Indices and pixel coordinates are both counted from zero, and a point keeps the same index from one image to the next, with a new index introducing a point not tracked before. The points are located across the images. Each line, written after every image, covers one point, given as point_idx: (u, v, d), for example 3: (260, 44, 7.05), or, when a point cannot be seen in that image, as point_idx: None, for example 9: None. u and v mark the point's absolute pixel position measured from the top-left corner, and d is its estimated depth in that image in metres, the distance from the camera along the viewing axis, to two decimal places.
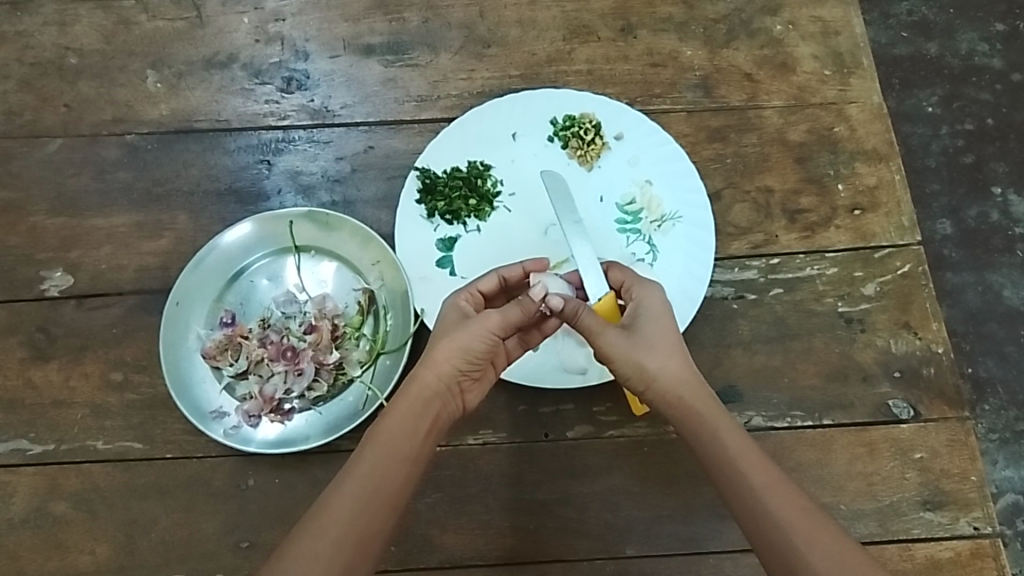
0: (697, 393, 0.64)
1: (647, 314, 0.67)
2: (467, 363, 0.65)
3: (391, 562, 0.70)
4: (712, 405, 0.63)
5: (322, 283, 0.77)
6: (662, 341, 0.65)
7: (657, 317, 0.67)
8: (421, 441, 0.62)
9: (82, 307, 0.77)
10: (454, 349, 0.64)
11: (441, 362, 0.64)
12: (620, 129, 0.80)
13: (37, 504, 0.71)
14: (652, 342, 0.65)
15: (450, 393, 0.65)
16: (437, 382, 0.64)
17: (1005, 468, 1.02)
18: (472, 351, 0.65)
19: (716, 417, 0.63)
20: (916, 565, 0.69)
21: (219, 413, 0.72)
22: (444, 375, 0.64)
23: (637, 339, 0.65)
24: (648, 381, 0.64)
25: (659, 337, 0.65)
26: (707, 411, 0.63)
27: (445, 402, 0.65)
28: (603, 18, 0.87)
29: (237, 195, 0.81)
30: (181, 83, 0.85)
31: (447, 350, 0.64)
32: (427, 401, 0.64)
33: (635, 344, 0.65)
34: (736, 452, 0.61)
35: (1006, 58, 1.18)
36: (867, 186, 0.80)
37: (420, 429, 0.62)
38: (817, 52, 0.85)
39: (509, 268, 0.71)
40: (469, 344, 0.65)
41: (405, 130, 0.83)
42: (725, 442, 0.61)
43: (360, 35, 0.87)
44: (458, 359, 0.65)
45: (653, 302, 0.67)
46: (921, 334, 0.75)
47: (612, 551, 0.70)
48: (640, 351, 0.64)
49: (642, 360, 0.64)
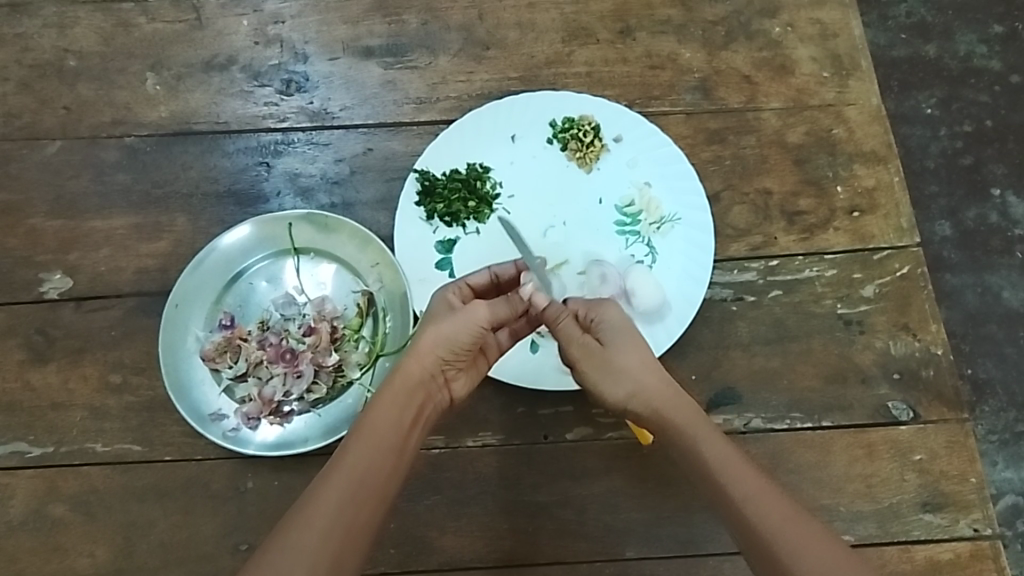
0: (678, 405, 0.64)
1: (620, 327, 0.68)
2: (452, 354, 0.65)
3: (390, 564, 0.70)
4: (694, 415, 0.64)
5: (321, 285, 0.77)
6: (637, 356, 0.66)
7: (630, 331, 0.68)
8: (407, 432, 0.63)
9: (81, 310, 0.77)
10: (440, 339, 0.65)
11: (426, 353, 0.65)
12: (619, 131, 0.80)
13: (36, 506, 0.71)
14: (628, 355, 0.66)
15: (435, 383, 0.66)
16: (422, 372, 0.64)
17: (1005, 469, 1.02)
18: (456, 343, 0.65)
19: (698, 428, 0.63)
20: (916, 566, 0.69)
21: (218, 415, 0.72)
22: (428, 365, 0.65)
23: (613, 352, 0.66)
24: (627, 395, 0.65)
25: (636, 351, 0.67)
26: (689, 423, 0.63)
27: (429, 392, 0.65)
28: (602, 20, 0.88)
29: (236, 197, 0.81)
30: (181, 86, 0.85)
31: (432, 342, 0.65)
32: (412, 390, 0.64)
33: (612, 356, 0.66)
34: (718, 465, 0.61)
35: (1005, 59, 1.18)
36: (866, 187, 0.80)
37: (405, 420, 0.63)
38: (816, 54, 0.85)
39: (503, 265, 0.71)
40: (453, 334, 0.65)
41: (404, 131, 0.83)
42: (705, 454, 0.62)
43: (360, 37, 0.87)
44: (443, 349, 0.65)
45: (623, 316, 0.69)
46: (920, 335, 0.75)
47: (612, 553, 0.70)
48: (617, 364, 0.66)
49: (620, 373, 0.65)
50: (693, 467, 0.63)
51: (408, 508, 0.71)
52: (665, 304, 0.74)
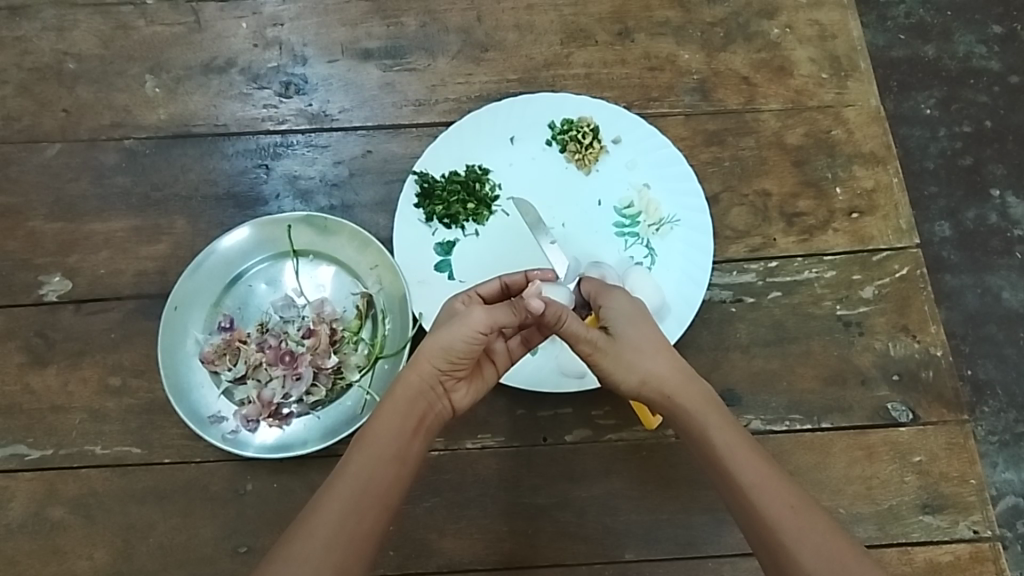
0: (689, 388, 0.64)
1: (628, 316, 0.67)
2: (450, 364, 0.65)
3: (390, 567, 0.70)
4: (705, 400, 0.64)
5: (321, 288, 0.77)
6: (647, 341, 0.66)
7: (639, 318, 0.68)
8: (408, 441, 0.63)
9: (81, 312, 0.77)
10: (437, 349, 0.64)
11: (424, 362, 0.64)
12: (618, 133, 0.80)
13: (35, 509, 0.71)
14: (638, 343, 0.66)
15: (434, 393, 0.65)
16: (421, 381, 0.64)
17: (1005, 470, 1.02)
18: (456, 351, 0.64)
19: (707, 414, 0.63)
20: (916, 568, 0.69)
21: (218, 418, 0.72)
22: (427, 375, 0.64)
23: (623, 340, 0.66)
24: (640, 381, 0.65)
25: (646, 338, 0.66)
26: (701, 409, 0.64)
27: (429, 401, 0.65)
28: (601, 22, 0.88)
29: (236, 200, 0.81)
30: (179, 88, 0.86)
31: (430, 350, 0.64)
32: (412, 401, 0.64)
33: (622, 345, 0.66)
34: (727, 451, 0.61)
35: (1004, 60, 1.18)
36: (865, 188, 0.80)
37: (406, 429, 0.63)
38: (814, 55, 0.85)
39: (513, 276, 0.70)
40: (451, 344, 0.64)
41: (404, 133, 0.83)
42: (715, 439, 0.62)
43: (359, 40, 0.87)
44: (441, 359, 0.64)
45: (631, 303, 0.69)
46: (920, 336, 0.75)
47: (612, 555, 0.70)
48: (628, 352, 0.65)
49: (632, 361, 0.65)
50: (703, 451, 0.63)
51: (408, 511, 0.71)
52: (665, 306, 0.74)
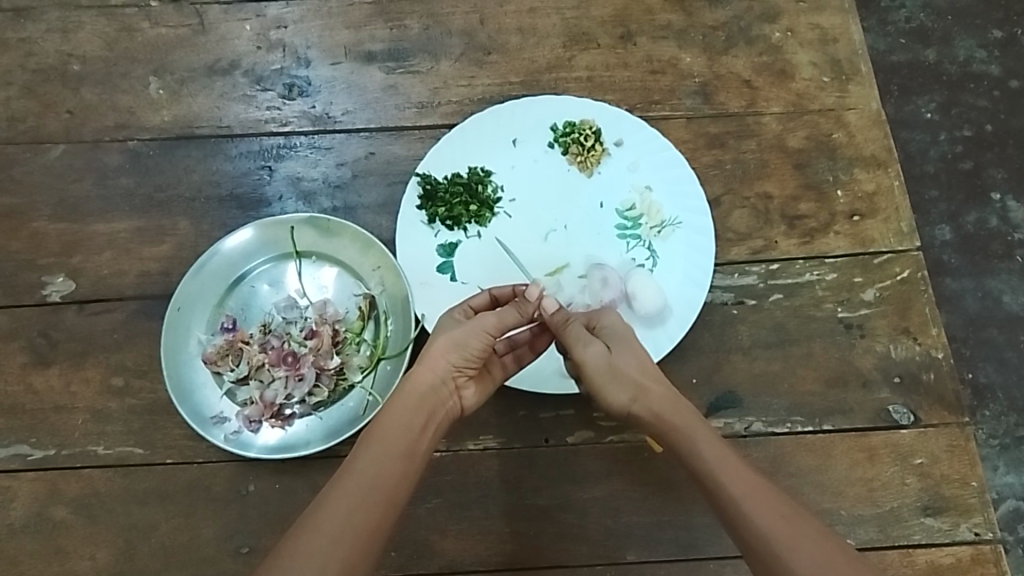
0: (677, 408, 0.65)
1: (620, 334, 0.69)
2: (463, 359, 0.66)
3: (391, 568, 0.70)
4: (693, 418, 0.64)
5: (323, 289, 0.77)
6: (640, 360, 0.67)
7: (629, 335, 0.69)
8: (416, 438, 0.63)
9: (84, 312, 0.77)
10: (450, 344, 0.66)
11: (436, 357, 0.66)
12: (619, 136, 0.80)
13: (38, 509, 0.71)
14: (631, 361, 0.66)
15: (446, 389, 0.66)
16: (432, 378, 0.65)
17: (1006, 473, 1.02)
18: (468, 348, 0.66)
19: (696, 430, 0.64)
20: (917, 570, 0.69)
21: (220, 418, 0.72)
22: (439, 370, 0.66)
23: (616, 356, 0.67)
24: (630, 399, 0.66)
25: (639, 357, 0.67)
26: (688, 425, 0.64)
27: (441, 398, 0.65)
28: (603, 26, 0.88)
29: (239, 201, 0.82)
30: (183, 90, 0.86)
31: (442, 348, 0.66)
32: (424, 397, 0.64)
33: (615, 361, 0.66)
34: (716, 464, 0.62)
35: (1003, 65, 1.19)
36: (866, 191, 0.81)
37: (415, 426, 0.63)
38: (815, 59, 0.86)
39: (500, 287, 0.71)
40: (464, 339, 0.66)
41: (405, 136, 0.83)
42: (703, 454, 0.62)
43: (362, 42, 0.88)
44: (454, 354, 0.66)
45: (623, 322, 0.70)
46: (921, 339, 0.75)
47: (612, 557, 0.70)
48: (621, 370, 0.66)
49: (625, 379, 0.66)
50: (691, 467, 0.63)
51: (409, 512, 0.71)
52: (665, 307, 0.74)
